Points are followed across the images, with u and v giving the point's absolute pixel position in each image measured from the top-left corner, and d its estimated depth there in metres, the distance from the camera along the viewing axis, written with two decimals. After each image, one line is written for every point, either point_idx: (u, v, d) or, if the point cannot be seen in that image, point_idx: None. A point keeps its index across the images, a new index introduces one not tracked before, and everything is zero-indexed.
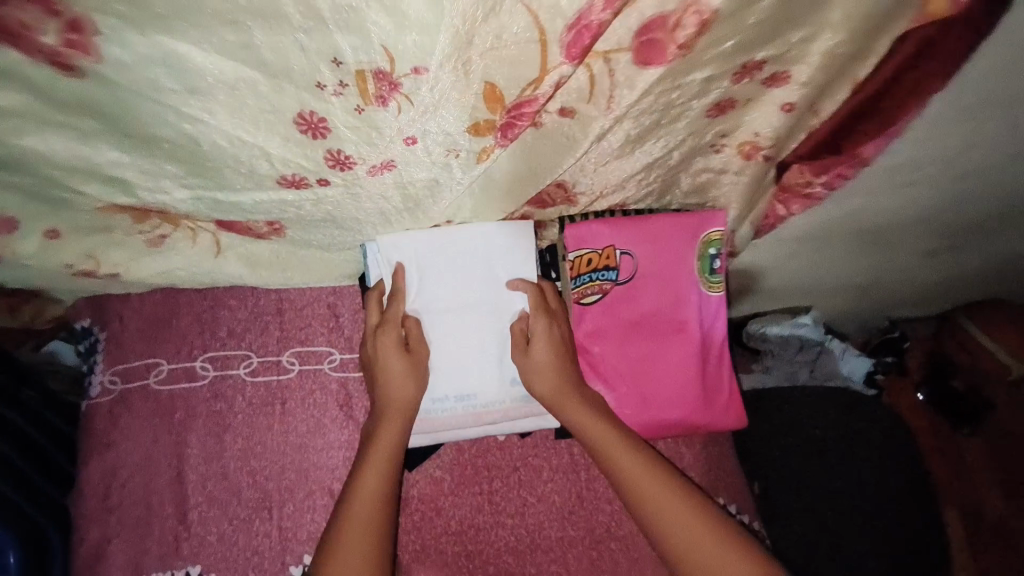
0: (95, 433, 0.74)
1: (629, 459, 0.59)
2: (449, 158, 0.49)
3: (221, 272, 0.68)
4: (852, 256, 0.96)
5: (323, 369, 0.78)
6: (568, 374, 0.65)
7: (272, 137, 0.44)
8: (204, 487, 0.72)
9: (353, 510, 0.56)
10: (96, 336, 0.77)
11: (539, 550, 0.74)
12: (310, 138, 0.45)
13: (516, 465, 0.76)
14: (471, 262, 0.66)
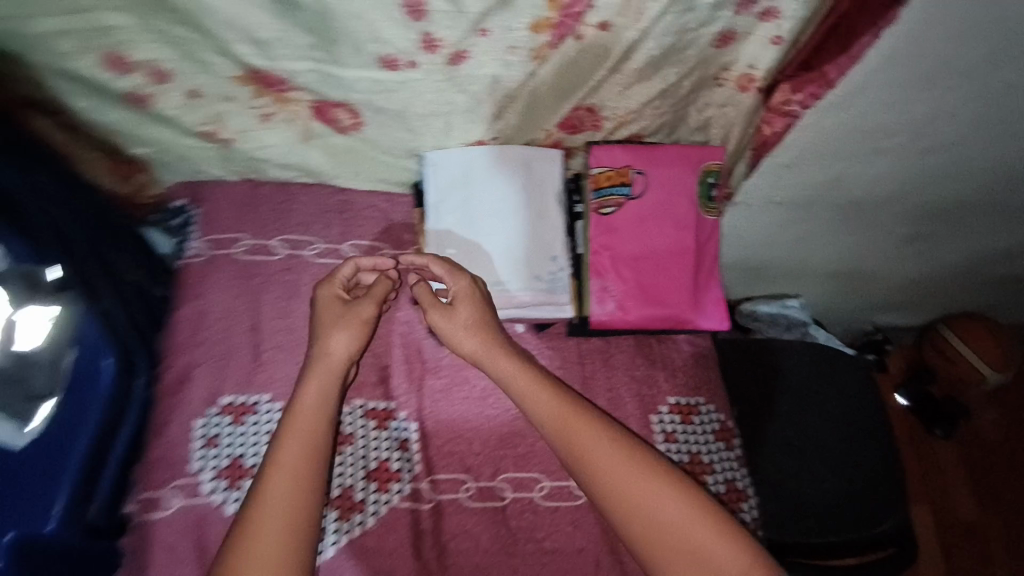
0: (186, 286, 0.88)
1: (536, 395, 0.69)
2: (512, 50, 0.68)
3: (309, 157, 0.83)
4: (830, 220, 1.10)
5: (374, 259, 0.94)
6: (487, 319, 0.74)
7: (396, 9, 0.62)
8: (275, 336, 0.86)
9: (279, 457, 0.61)
10: (190, 213, 0.92)
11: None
12: (412, 19, 0.63)
13: (531, 349, 0.88)
14: (502, 177, 0.85)
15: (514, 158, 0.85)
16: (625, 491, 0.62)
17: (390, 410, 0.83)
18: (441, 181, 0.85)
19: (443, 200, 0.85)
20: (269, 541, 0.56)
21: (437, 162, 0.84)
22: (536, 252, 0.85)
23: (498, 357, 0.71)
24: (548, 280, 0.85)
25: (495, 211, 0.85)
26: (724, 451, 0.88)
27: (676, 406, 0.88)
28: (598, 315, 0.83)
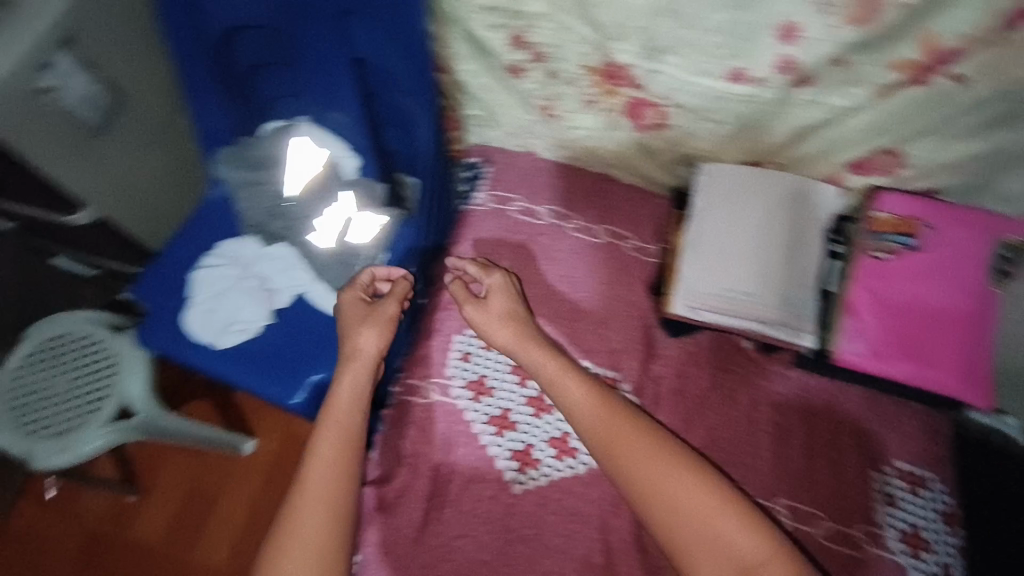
0: (466, 228, 1.06)
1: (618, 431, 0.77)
2: (861, 83, 0.72)
3: (606, 145, 0.96)
4: None
5: (622, 246, 1.05)
6: (524, 320, 0.90)
7: (770, 40, 0.67)
8: (532, 288, 1.03)
9: (323, 442, 0.77)
10: (483, 171, 1.09)
11: (756, 432, 0.91)
12: (781, 41, 0.68)
13: (756, 368, 0.94)
14: (776, 200, 0.89)
15: (789, 185, 0.89)
16: (663, 482, 0.72)
17: (614, 378, 0.96)
18: (716, 190, 0.92)
19: (713, 205, 0.92)
20: (319, 518, 0.72)
21: (718, 173, 0.92)
22: (792, 277, 0.88)
23: (529, 346, 0.86)
24: (797, 306, 0.88)
25: (758, 228, 0.90)
26: (945, 532, 0.87)
27: (904, 472, 0.89)
28: (847, 353, 0.84)
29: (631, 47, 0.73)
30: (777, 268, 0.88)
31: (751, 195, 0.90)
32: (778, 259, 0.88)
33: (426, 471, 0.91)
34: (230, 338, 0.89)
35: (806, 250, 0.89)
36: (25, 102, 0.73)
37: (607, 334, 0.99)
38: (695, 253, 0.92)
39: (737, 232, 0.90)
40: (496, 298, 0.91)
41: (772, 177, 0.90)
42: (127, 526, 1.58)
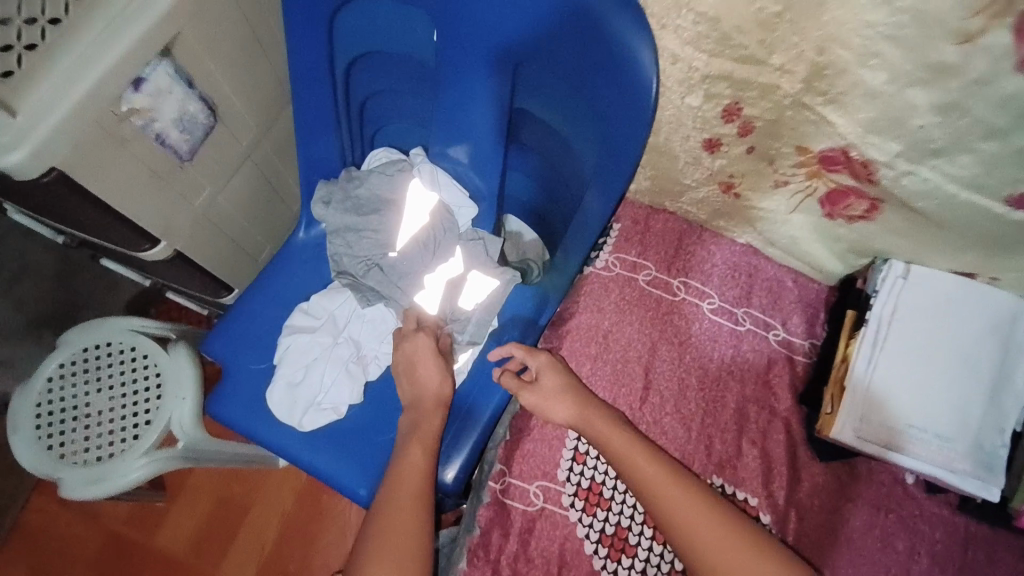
0: (588, 295, 0.90)
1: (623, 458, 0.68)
2: None
3: (778, 224, 0.81)
4: None
5: (767, 338, 0.88)
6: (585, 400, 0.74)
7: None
8: (664, 383, 0.86)
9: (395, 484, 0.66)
10: (609, 226, 0.94)
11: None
12: None
13: (915, 509, 0.79)
14: (979, 321, 0.75)
15: (1003, 308, 0.75)
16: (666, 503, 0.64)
17: (750, 505, 0.79)
18: (904, 297, 0.78)
19: (901, 315, 0.77)
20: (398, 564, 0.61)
21: (909, 279, 0.78)
22: (991, 419, 0.73)
23: (598, 426, 0.72)
24: (992, 455, 0.73)
25: (960, 353, 0.75)
26: None
27: None
28: None
29: (893, 143, 0.59)
30: (974, 405, 0.74)
31: (949, 310, 0.76)
32: (978, 394, 0.74)
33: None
34: (316, 419, 0.74)
35: (1010, 388, 0.74)
36: (111, 133, 0.62)
37: (753, 443, 0.82)
38: (877, 368, 0.76)
39: (928, 352, 0.76)
40: (545, 379, 0.75)
41: (977, 294, 0.76)
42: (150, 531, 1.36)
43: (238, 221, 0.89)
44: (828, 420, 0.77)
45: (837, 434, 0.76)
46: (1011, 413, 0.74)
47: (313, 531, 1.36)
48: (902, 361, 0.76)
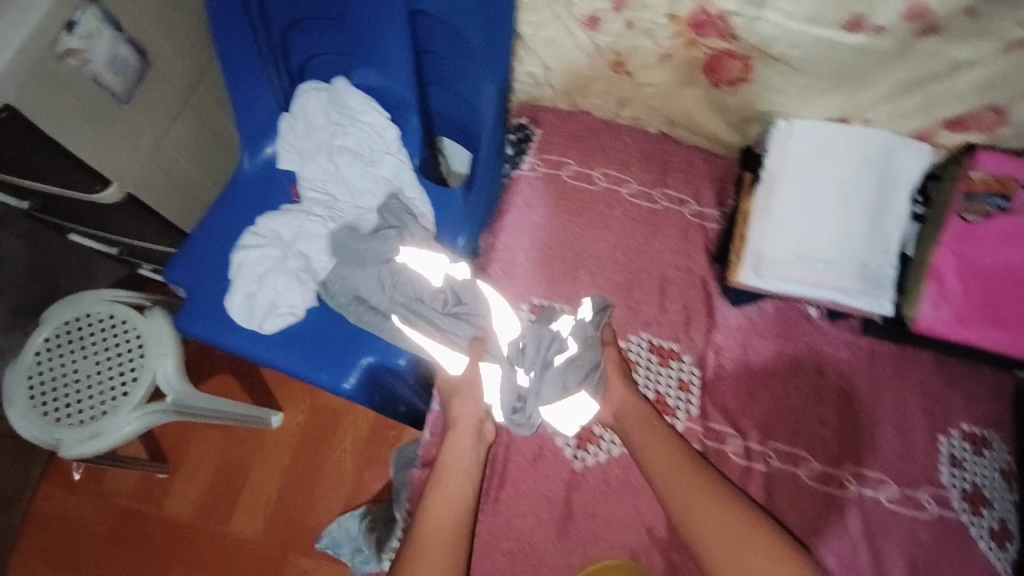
0: (517, 195, 0.98)
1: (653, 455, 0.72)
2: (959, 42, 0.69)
3: (672, 101, 0.90)
4: None
5: (681, 211, 0.97)
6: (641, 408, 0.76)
7: None
8: (586, 259, 0.95)
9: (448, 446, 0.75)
10: (531, 132, 1.01)
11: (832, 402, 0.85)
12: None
13: (821, 335, 0.90)
14: (857, 159, 0.84)
15: (878, 144, 0.83)
16: (690, 501, 0.67)
17: (675, 351, 0.90)
18: (789, 151, 0.86)
19: (788, 167, 0.86)
20: (453, 518, 0.68)
21: (793, 132, 0.86)
22: (873, 243, 0.83)
23: (649, 431, 0.74)
24: (878, 273, 0.83)
25: (842, 191, 0.84)
26: (1007, 491, 0.83)
27: (967, 433, 0.85)
28: (928, 318, 0.79)
29: None
30: (858, 233, 0.83)
31: (831, 156, 0.85)
32: (860, 223, 0.83)
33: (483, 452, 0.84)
34: (275, 323, 0.82)
35: (891, 214, 0.83)
36: (50, 71, 0.69)
37: (674, 300, 0.92)
38: (771, 217, 0.86)
39: (814, 194, 0.85)
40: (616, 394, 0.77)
41: (854, 135, 0.84)
42: (158, 502, 1.42)
43: (184, 165, 0.96)
44: (736, 268, 0.87)
45: (744, 278, 0.86)
46: (894, 236, 0.83)
47: (313, 478, 1.43)
48: (793, 206, 0.85)
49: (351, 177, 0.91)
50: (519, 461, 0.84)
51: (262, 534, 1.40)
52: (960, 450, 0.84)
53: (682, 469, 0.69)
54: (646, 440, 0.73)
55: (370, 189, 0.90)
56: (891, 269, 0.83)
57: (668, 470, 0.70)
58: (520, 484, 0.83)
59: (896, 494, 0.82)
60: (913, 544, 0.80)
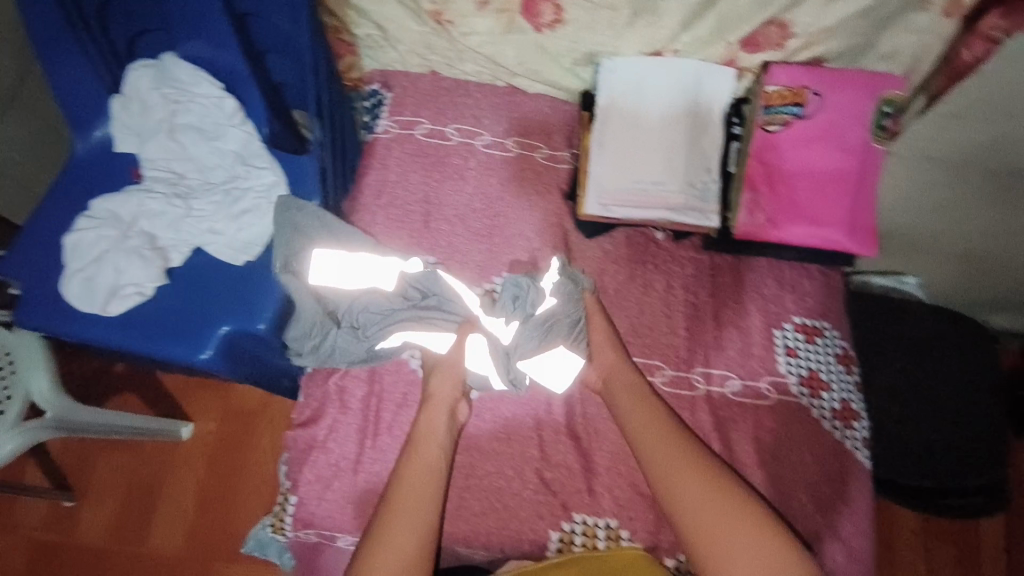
0: (373, 157, 1.00)
1: (649, 439, 0.78)
2: None
3: (502, 49, 0.96)
4: (971, 180, 1.08)
5: (535, 157, 1.01)
6: (643, 394, 0.82)
7: None
8: (444, 211, 0.98)
9: (421, 418, 0.79)
10: (383, 96, 1.02)
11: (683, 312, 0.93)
12: None
13: (667, 255, 0.97)
14: (672, 88, 0.92)
15: (688, 72, 0.91)
16: (685, 485, 0.72)
17: None
18: (615, 88, 0.93)
19: (615, 102, 0.93)
20: (425, 490, 0.73)
21: (616, 70, 0.93)
22: (696, 162, 0.91)
23: (650, 416, 0.79)
24: (704, 189, 0.91)
25: (663, 119, 0.92)
26: (844, 373, 0.92)
27: (801, 325, 0.94)
28: (745, 225, 0.88)
29: None
30: (682, 154, 0.91)
31: (650, 88, 0.92)
32: (682, 145, 0.91)
33: (353, 406, 0.85)
34: (120, 304, 0.81)
35: (708, 135, 0.91)
36: None
37: (530, 239, 0.98)
38: (606, 149, 0.92)
39: (640, 125, 0.92)
40: (619, 376, 0.83)
41: (667, 67, 0.92)
42: (68, 531, 1.33)
43: None
44: (583, 201, 0.93)
45: (589, 209, 0.92)
46: (713, 154, 0.91)
47: (233, 487, 1.35)
48: (624, 138, 0.92)
49: (198, 154, 0.90)
50: (390, 408, 0.85)
51: (183, 547, 1.32)
52: (793, 340, 0.93)
53: (674, 452, 0.75)
54: (644, 424, 0.79)
55: (220, 165, 0.90)
56: (715, 184, 0.92)
57: (668, 455, 0.75)
58: (393, 431, 0.84)
59: (739, 387, 0.91)
60: (759, 430, 0.88)
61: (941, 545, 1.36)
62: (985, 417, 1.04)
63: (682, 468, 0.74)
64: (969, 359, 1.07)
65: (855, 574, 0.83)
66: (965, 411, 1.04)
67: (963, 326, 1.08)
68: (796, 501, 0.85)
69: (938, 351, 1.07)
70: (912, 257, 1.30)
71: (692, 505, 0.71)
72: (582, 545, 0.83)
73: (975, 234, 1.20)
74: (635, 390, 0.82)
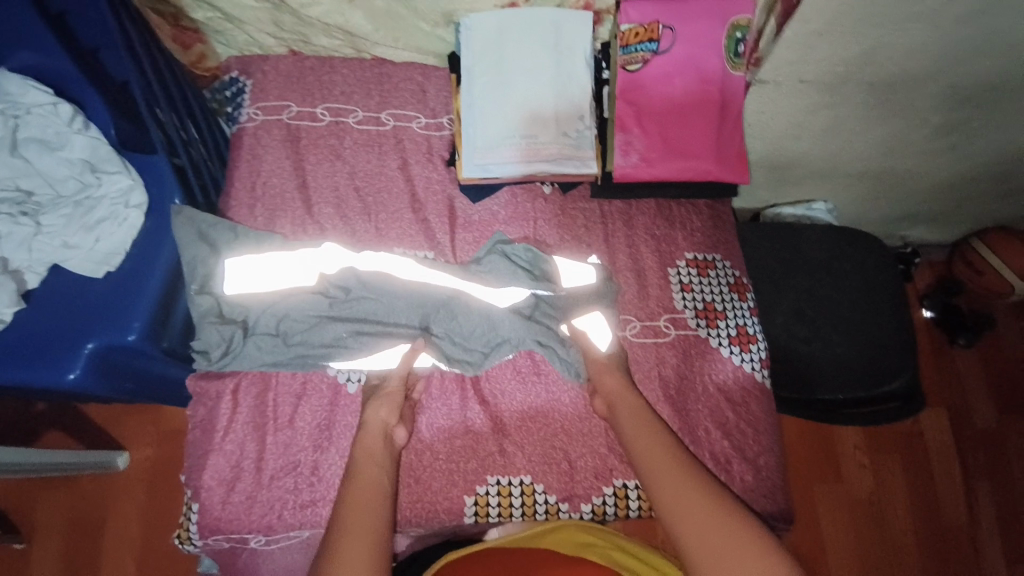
0: (241, 148, 0.96)
1: (649, 460, 0.69)
2: None
3: (355, 18, 0.93)
4: (848, 101, 1.09)
5: (411, 128, 0.99)
6: (651, 419, 0.75)
7: None
8: (323, 193, 0.95)
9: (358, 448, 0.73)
10: (244, 84, 0.98)
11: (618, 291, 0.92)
12: None
13: (556, 209, 0.96)
14: (532, 38, 0.90)
15: (545, 20, 0.90)
16: (684, 511, 0.61)
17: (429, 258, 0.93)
18: (475, 44, 0.91)
19: (478, 60, 0.91)
20: (370, 504, 0.65)
21: (474, 26, 0.91)
22: (565, 111, 0.90)
23: (652, 437, 0.72)
24: (577, 138, 0.90)
25: (527, 70, 0.90)
26: (738, 300, 0.94)
27: (693, 260, 0.95)
28: (623, 167, 0.88)
29: None
30: (550, 105, 0.90)
31: (511, 41, 0.90)
32: (549, 95, 0.90)
33: (246, 404, 0.83)
34: None
35: (574, 81, 0.90)
36: None
37: (417, 211, 0.95)
38: (475, 109, 0.90)
39: (505, 79, 0.90)
40: (622, 397, 0.79)
41: (525, 17, 0.90)
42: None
43: None
44: (461, 166, 0.91)
45: (467, 173, 0.90)
46: (582, 101, 0.90)
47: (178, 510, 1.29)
48: (491, 95, 0.90)
49: (43, 168, 0.84)
50: (287, 400, 0.84)
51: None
52: (687, 275, 0.94)
53: (677, 475, 0.66)
54: (645, 446, 0.71)
55: (68, 175, 0.84)
56: (588, 131, 0.91)
57: (669, 479, 0.66)
58: (297, 422, 0.83)
59: (639, 329, 0.91)
60: (662, 367, 0.89)
61: (880, 454, 1.41)
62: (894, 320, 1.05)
63: (684, 492, 0.63)
64: (871, 268, 1.08)
65: (766, 488, 0.86)
66: (872, 316, 1.05)
67: (858, 241, 1.10)
68: (702, 428, 0.87)
69: (838, 266, 1.08)
70: (812, 183, 1.33)
71: (690, 535, 0.59)
72: (498, 506, 0.82)
73: (863, 152, 1.23)
74: (641, 413, 0.76)
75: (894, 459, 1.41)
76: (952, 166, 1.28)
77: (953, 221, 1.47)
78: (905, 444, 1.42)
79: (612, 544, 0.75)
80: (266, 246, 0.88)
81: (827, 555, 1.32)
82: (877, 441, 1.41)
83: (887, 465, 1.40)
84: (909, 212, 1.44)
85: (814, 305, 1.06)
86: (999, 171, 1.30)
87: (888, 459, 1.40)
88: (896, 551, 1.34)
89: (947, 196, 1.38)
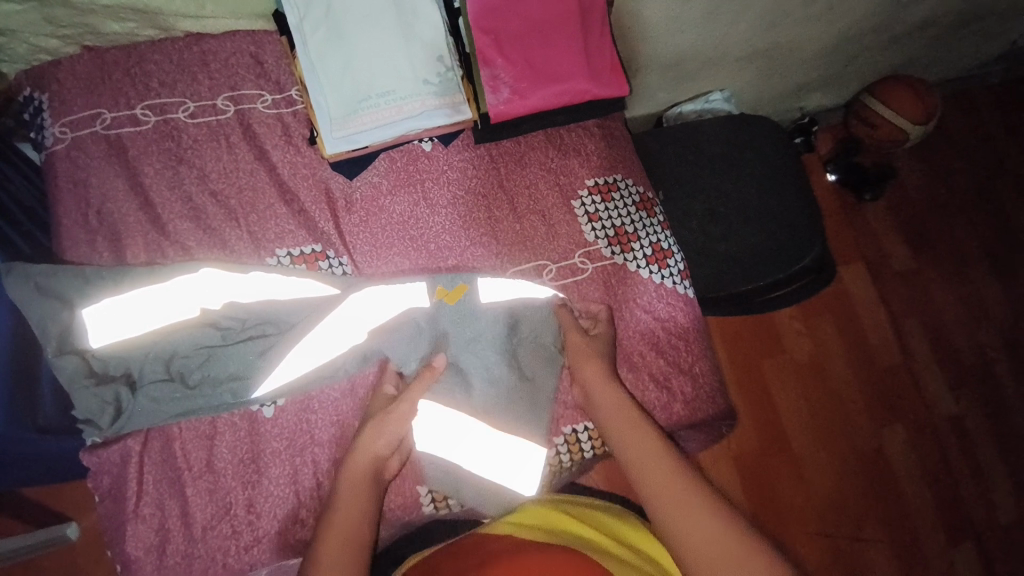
0: (58, 175, 0.81)
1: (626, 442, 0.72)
2: None
3: None
4: None
5: (257, 109, 0.86)
6: (625, 401, 0.76)
7: None
8: (173, 207, 0.82)
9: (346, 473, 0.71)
10: (38, 99, 0.83)
11: (527, 244, 0.88)
12: None
13: (441, 164, 0.88)
14: None
15: None
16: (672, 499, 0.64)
17: (319, 251, 0.84)
18: None
19: (306, 14, 0.78)
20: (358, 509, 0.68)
21: None
22: (420, 54, 0.80)
23: (626, 420, 0.74)
24: (441, 82, 0.81)
25: (366, 16, 0.79)
26: (647, 217, 0.92)
27: (595, 186, 0.91)
28: (495, 106, 0.81)
29: None
30: (401, 50, 0.79)
31: None
32: (397, 40, 0.79)
33: (152, 462, 0.76)
34: None
35: (422, 18, 0.80)
36: None
37: (289, 202, 0.85)
38: (317, 73, 0.78)
39: (342, 31, 0.78)
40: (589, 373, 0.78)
41: None
42: None
43: None
44: (322, 142, 0.80)
45: (330, 148, 0.80)
46: (437, 39, 0.80)
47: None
48: (331, 53, 0.78)
49: None
50: (198, 444, 0.77)
51: None
52: (593, 203, 0.90)
53: (654, 460, 0.69)
54: (622, 429, 0.73)
55: None
56: (452, 72, 0.81)
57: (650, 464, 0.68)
58: (216, 464, 0.76)
59: (556, 271, 0.88)
60: (586, 303, 0.87)
61: (816, 320, 1.47)
62: (800, 200, 1.05)
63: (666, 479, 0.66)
64: (770, 152, 1.08)
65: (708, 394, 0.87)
66: (780, 200, 1.05)
67: (754, 127, 1.08)
68: (636, 352, 0.87)
69: (740, 156, 1.07)
70: (704, 74, 1.29)
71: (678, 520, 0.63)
72: (455, 488, 0.81)
73: (744, 31, 1.19)
74: (614, 391, 0.77)
75: (828, 322, 1.48)
76: (832, 26, 1.27)
77: (842, 81, 1.48)
78: (835, 308, 1.49)
79: (607, 536, 0.74)
80: (127, 284, 0.76)
81: (784, 427, 1.40)
82: (811, 311, 1.48)
83: (824, 330, 1.47)
84: (800, 82, 1.43)
85: (725, 204, 1.05)
86: (873, 22, 1.30)
87: (823, 325, 1.48)
88: (843, 405, 1.43)
89: (832, 57, 1.38)
